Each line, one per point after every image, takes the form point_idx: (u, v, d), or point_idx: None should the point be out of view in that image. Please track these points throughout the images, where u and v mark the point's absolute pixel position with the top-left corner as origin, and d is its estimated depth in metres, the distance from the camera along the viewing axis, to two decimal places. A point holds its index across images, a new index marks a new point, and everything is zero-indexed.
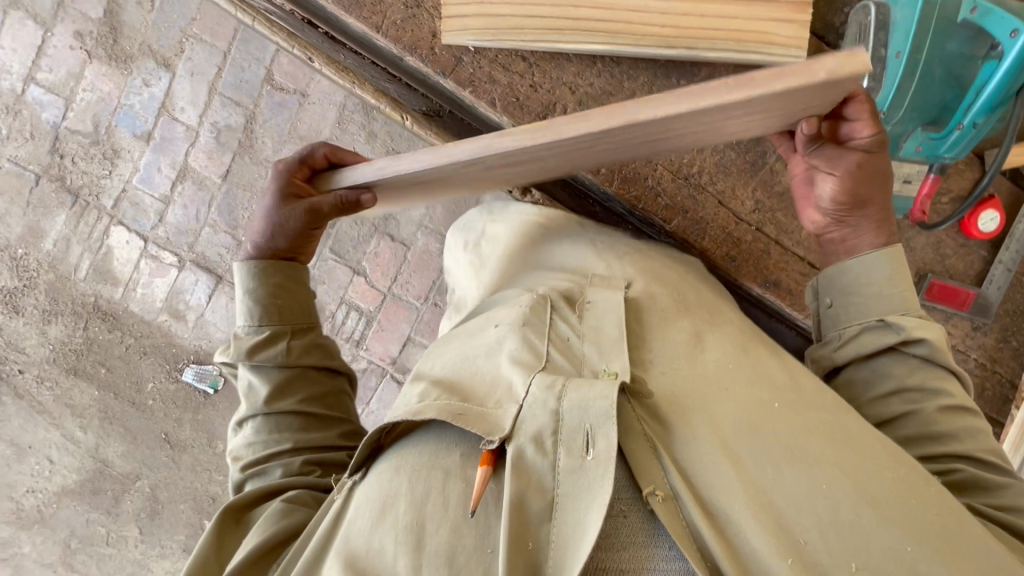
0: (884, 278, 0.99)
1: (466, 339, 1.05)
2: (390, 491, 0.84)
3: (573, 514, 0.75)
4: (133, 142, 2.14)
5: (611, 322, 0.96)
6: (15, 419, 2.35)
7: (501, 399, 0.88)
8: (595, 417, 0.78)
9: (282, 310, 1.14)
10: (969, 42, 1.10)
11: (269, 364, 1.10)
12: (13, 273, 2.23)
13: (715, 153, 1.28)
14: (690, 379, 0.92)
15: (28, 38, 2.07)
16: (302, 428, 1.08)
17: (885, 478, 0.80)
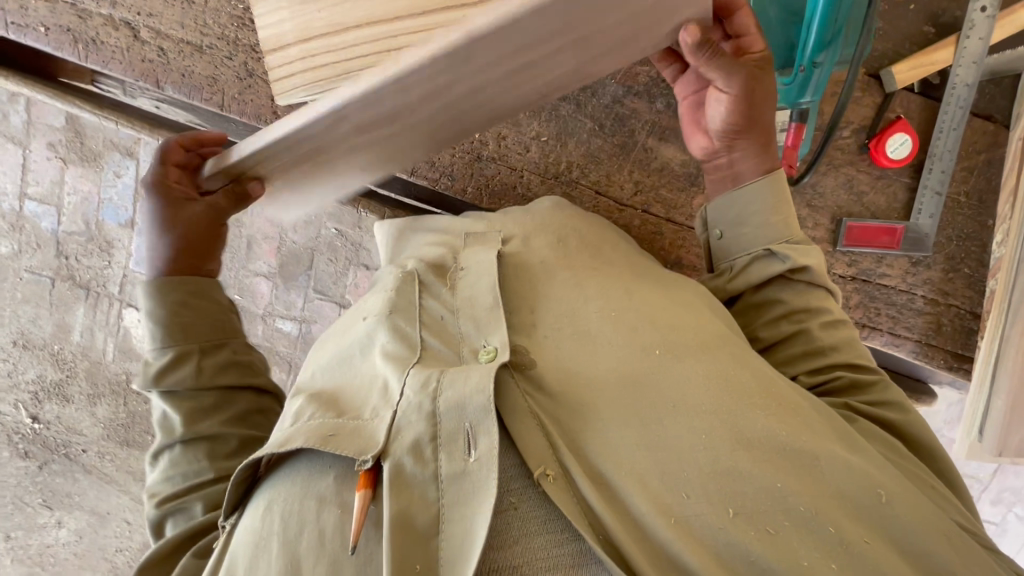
0: (768, 205, 1.11)
1: (341, 338, 1.10)
2: (264, 530, 0.87)
3: (458, 519, 0.79)
4: (121, 231, 2.30)
5: (485, 289, 1.03)
6: (90, 491, 2.63)
7: (376, 408, 0.91)
8: (472, 415, 0.83)
9: (194, 333, 1.19)
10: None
11: (184, 392, 1.17)
12: (56, 367, 2.49)
13: (581, 144, 1.41)
14: (582, 351, 0.97)
15: (12, 158, 2.25)
16: (225, 455, 1.15)
17: (758, 420, 0.87)
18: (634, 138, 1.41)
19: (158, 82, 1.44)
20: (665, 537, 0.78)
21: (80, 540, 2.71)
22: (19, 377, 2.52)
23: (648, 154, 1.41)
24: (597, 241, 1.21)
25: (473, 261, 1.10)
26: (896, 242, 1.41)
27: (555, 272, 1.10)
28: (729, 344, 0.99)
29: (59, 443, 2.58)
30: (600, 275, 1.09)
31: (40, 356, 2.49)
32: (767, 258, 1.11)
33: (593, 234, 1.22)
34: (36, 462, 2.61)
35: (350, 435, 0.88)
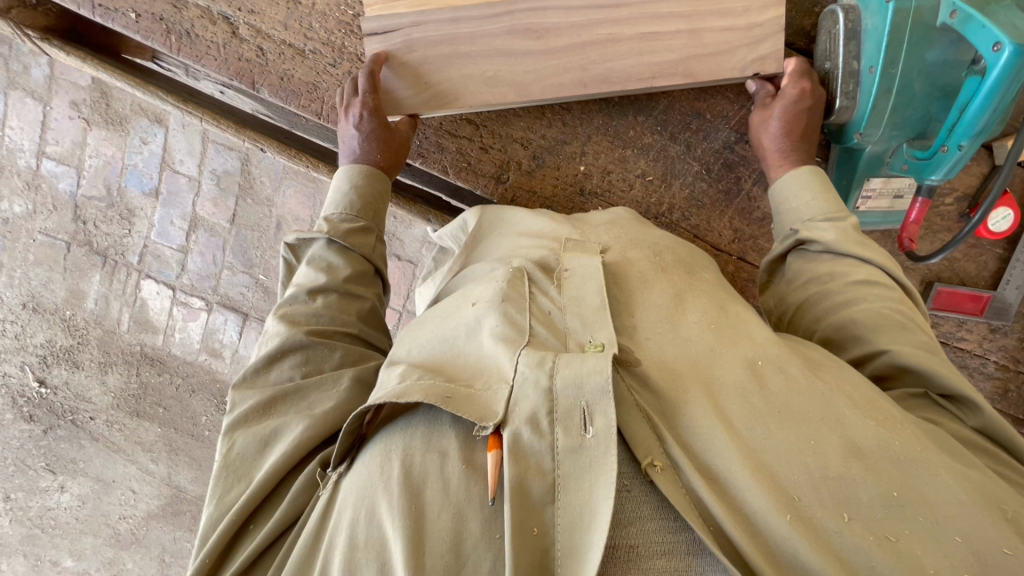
0: (791, 193, 0.80)
1: (436, 315, 0.69)
2: (373, 479, 0.52)
3: (579, 487, 0.48)
4: (145, 200, 1.98)
5: (595, 287, 0.63)
6: (96, 457, 2.23)
7: (490, 381, 0.56)
8: (592, 390, 0.51)
9: (380, 201, 0.85)
10: (953, 49, 0.75)
11: (357, 252, 0.79)
12: (66, 332, 2.14)
13: (680, 183, 0.99)
14: (673, 334, 0.60)
15: (31, 114, 1.97)
16: (363, 320, 0.77)
17: (874, 422, 0.52)
18: (738, 186, 0.99)
19: (192, 65, 1.10)
20: (784, 545, 0.46)
21: (81, 507, 2.28)
22: (26, 340, 2.16)
23: (753, 200, 0.99)
24: (695, 261, 0.75)
25: (575, 259, 0.68)
26: (981, 310, 1.01)
27: (651, 284, 0.67)
28: (818, 346, 0.63)
29: (66, 408, 2.20)
30: (701, 286, 0.69)
31: (49, 321, 2.13)
32: (788, 243, 0.78)
33: (690, 253, 0.75)
34: (40, 426, 2.22)
35: (471, 398, 0.54)
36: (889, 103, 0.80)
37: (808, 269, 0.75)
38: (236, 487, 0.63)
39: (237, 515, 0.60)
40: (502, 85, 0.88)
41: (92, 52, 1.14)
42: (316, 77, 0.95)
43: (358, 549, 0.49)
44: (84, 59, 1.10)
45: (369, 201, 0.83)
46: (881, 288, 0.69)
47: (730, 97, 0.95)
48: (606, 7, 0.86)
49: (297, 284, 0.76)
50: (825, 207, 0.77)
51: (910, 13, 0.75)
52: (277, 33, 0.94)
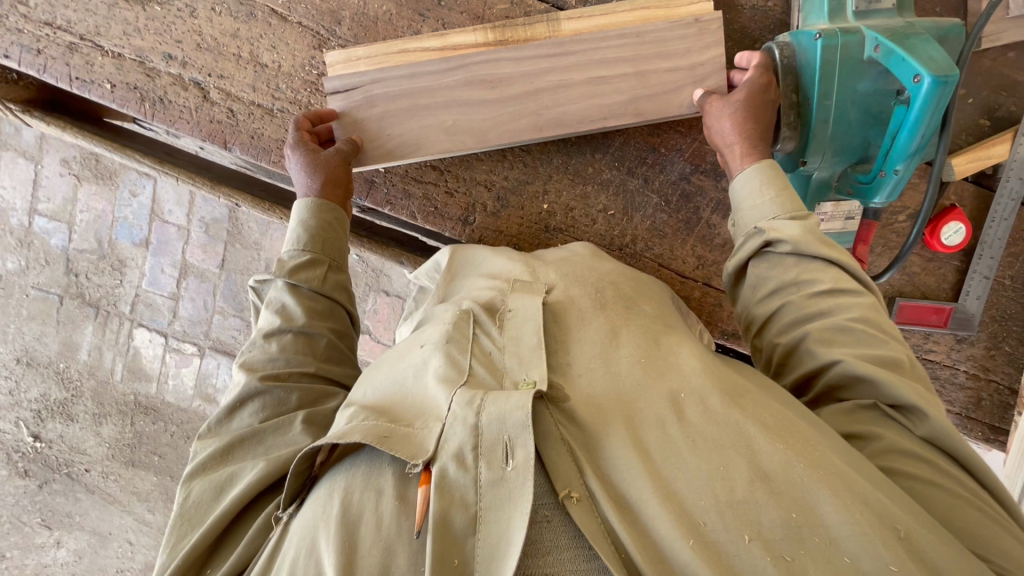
0: (753, 194, 0.79)
1: (392, 356, 0.71)
2: (310, 521, 0.54)
3: (498, 519, 0.50)
4: (135, 251, 2.02)
5: (532, 329, 0.66)
6: (92, 510, 2.21)
7: (426, 421, 0.57)
8: (514, 425, 0.53)
9: (334, 230, 0.86)
10: (881, 80, 0.80)
11: (308, 288, 0.80)
12: (60, 385, 2.15)
13: (642, 216, 1.02)
14: (604, 367, 0.62)
15: (23, 174, 2.03)
16: (322, 359, 0.78)
17: (786, 446, 0.53)
18: (698, 215, 1.02)
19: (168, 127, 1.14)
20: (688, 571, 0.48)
21: (79, 562, 2.25)
22: (20, 395, 2.17)
23: (713, 227, 1.02)
24: (646, 295, 0.77)
25: (520, 299, 0.70)
26: (944, 321, 1.03)
27: (587, 315, 0.69)
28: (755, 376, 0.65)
29: (61, 462, 2.19)
30: (639, 315, 0.71)
31: (44, 375, 2.15)
32: (754, 243, 0.76)
33: (642, 287, 0.78)
34: (35, 481, 2.21)
35: (407, 436, 0.56)
36: (827, 132, 0.83)
37: (771, 278, 0.74)
38: (190, 532, 0.64)
39: (188, 558, 0.62)
40: (462, 133, 0.93)
41: (73, 120, 1.20)
42: (283, 134, 0.99)
43: None
44: (63, 128, 1.15)
45: (319, 234, 0.84)
46: (849, 295, 0.69)
47: (681, 131, 0.99)
48: (554, 55, 0.91)
49: (258, 328, 0.79)
50: (787, 206, 0.76)
51: (837, 48, 0.79)
52: (245, 95, 0.98)
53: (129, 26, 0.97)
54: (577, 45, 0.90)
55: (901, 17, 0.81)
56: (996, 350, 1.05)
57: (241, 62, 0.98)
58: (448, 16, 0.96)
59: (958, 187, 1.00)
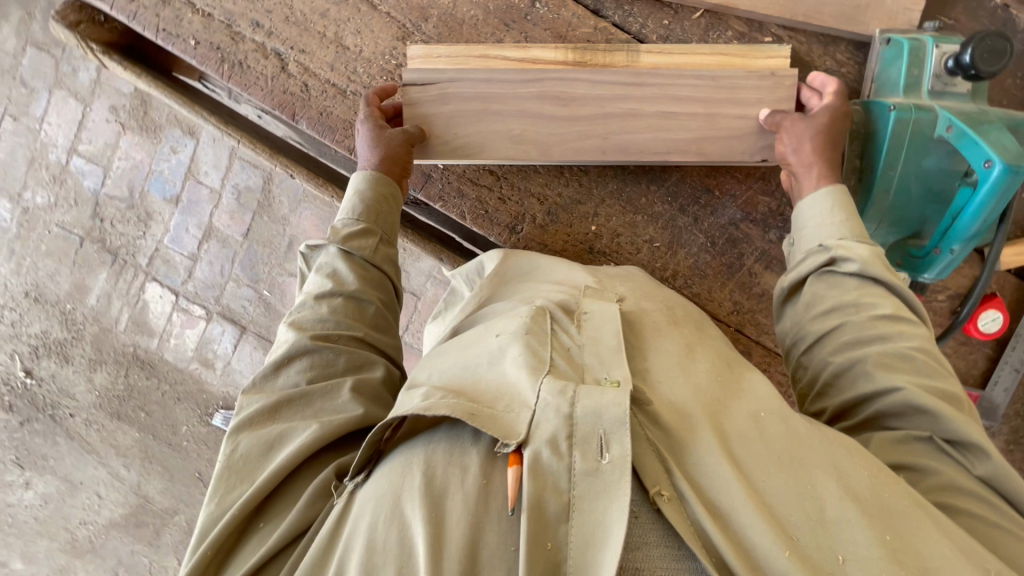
0: (818, 216, 0.80)
1: (460, 343, 0.72)
2: (390, 490, 0.55)
3: (592, 508, 0.50)
4: (164, 206, 2.03)
5: (612, 329, 0.67)
6: (68, 457, 2.19)
7: (508, 403, 0.57)
8: (610, 420, 0.53)
9: (388, 203, 0.88)
10: (947, 159, 0.81)
11: (360, 256, 0.83)
12: (63, 326, 2.14)
13: (685, 252, 1.03)
14: (682, 377, 0.64)
15: (71, 114, 2.06)
16: (370, 326, 0.81)
17: (866, 472, 0.56)
18: (741, 262, 1.03)
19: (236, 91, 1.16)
20: None
21: (43, 506, 2.22)
22: (21, 328, 2.16)
23: (754, 276, 1.03)
24: (704, 326, 0.80)
25: (594, 304, 0.72)
26: None
27: (659, 334, 0.71)
28: None
29: (47, 402, 2.17)
30: (705, 342, 0.73)
31: (48, 312, 2.15)
32: (818, 259, 0.78)
33: (697, 318, 0.81)
34: (17, 418, 2.19)
35: (491, 417, 0.56)
36: (886, 202, 0.85)
37: (828, 297, 0.76)
38: (239, 487, 0.66)
39: (242, 511, 0.64)
40: (528, 143, 0.94)
41: (149, 70, 1.22)
42: (352, 116, 1.01)
43: (376, 550, 0.52)
44: (138, 76, 1.18)
45: (373, 206, 0.87)
46: (910, 324, 0.71)
47: (737, 177, 1.01)
48: (630, 84, 0.93)
49: (308, 290, 0.82)
50: (852, 230, 0.78)
51: (909, 121, 0.81)
52: (323, 72, 1.00)
53: None
54: (654, 78, 0.92)
55: (974, 103, 0.83)
56: (1015, 445, 1.05)
57: (324, 40, 1.00)
58: (531, 30, 0.99)
59: (1000, 276, 1.01)
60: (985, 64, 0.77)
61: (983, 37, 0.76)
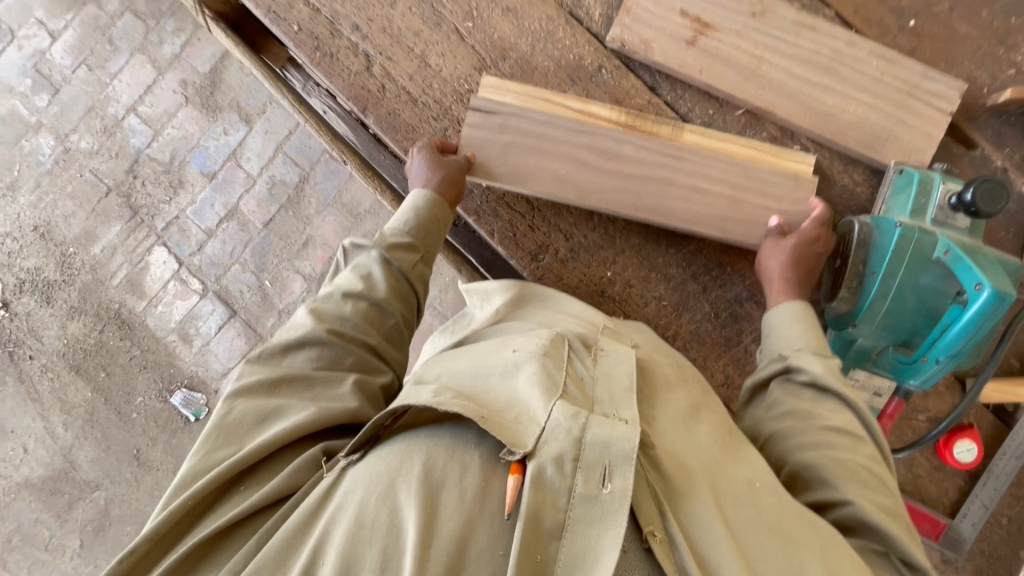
0: (785, 327, 0.91)
1: (479, 352, 0.79)
2: (386, 474, 0.60)
3: (586, 532, 0.55)
4: (198, 178, 2.37)
5: (625, 370, 0.74)
6: (9, 401, 2.45)
7: (518, 416, 0.63)
8: (617, 454, 0.59)
9: (436, 226, 0.98)
10: (940, 280, 0.89)
11: (397, 267, 0.91)
12: (57, 267, 2.41)
13: (689, 317, 1.08)
14: (685, 436, 0.71)
15: (143, 78, 2.37)
16: (385, 334, 0.87)
17: (844, 557, 0.61)
18: (739, 339, 1.08)
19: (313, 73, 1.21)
20: None
21: None
22: (17, 259, 2.42)
23: (749, 355, 1.07)
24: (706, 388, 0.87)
25: (612, 344, 0.80)
26: (936, 535, 1.03)
27: (671, 389, 0.79)
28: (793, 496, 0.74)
29: (10, 339, 2.43)
30: (711, 406, 0.80)
31: (49, 249, 2.41)
32: (775, 367, 0.86)
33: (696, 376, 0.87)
34: None
35: (503, 425, 0.62)
36: (883, 306, 0.91)
37: (790, 399, 0.83)
38: (228, 448, 0.71)
39: (227, 471, 0.67)
40: (570, 181, 1.03)
41: (249, 45, 1.30)
42: (417, 122, 1.11)
43: (362, 527, 0.56)
44: (237, 45, 1.26)
45: (423, 224, 0.96)
46: (857, 437, 0.76)
47: (750, 261, 1.08)
48: (670, 153, 1.03)
49: (336, 284, 0.89)
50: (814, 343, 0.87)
51: (913, 239, 0.90)
52: (401, 80, 1.11)
53: None
54: (691, 153, 1.03)
55: (972, 238, 0.93)
56: None
57: (411, 54, 1.11)
58: (593, 90, 1.10)
59: (979, 411, 1.05)
60: (986, 204, 0.87)
61: (983, 181, 0.88)
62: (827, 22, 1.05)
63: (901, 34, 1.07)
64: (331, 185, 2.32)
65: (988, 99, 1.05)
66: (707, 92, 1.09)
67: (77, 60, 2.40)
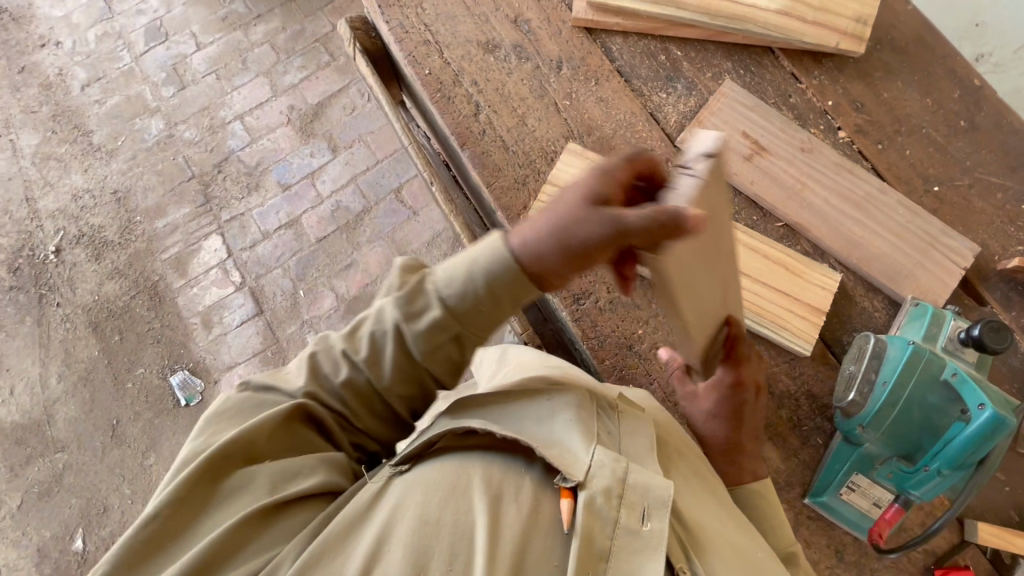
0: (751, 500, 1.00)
1: (515, 388, 0.90)
2: (444, 483, 0.73)
3: (630, 557, 0.71)
4: (274, 186, 2.59)
5: (644, 429, 0.87)
6: (17, 341, 2.48)
7: (567, 448, 0.77)
8: (654, 498, 0.74)
9: (491, 305, 0.79)
10: (946, 401, 0.98)
11: (407, 350, 0.82)
12: (118, 231, 2.58)
13: None
14: (695, 501, 0.85)
15: (258, 96, 2.72)
16: (368, 415, 0.87)
17: None
18: None
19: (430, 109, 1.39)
20: None
21: None
22: (86, 214, 2.60)
23: None
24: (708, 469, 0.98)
25: (630, 406, 0.93)
26: None
27: (675, 458, 0.92)
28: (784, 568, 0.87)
29: (47, 283, 2.53)
30: (709, 481, 0.94)
31: (119, 213, 2.60)
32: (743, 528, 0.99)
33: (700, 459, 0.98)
34: (14, 282, 2.54)
35: (558, 456, 0.75)
36: (891, 414, 0.99)
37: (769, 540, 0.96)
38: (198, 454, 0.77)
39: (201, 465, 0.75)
40: None
41: (382, 75, 1.49)
42: (503, 165, 1.28)
43: (426, 525, 0.69)
44: (372, 74, 1.44)
45: (479, 297, 0.78)
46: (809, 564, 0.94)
47: (771, 352, 1.16)
48: None
49: (339, 344, 0.84)
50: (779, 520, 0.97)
51: (925, 358, 0.99)
52: (500, 129, 1.30)
53: (467, 56, 1.36)
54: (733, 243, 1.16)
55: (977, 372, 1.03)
56: None
57: (513, 112, 1.32)
58: None
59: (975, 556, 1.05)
60: (993, 342, 0.98)
61: (991, 323, 1.00)
62: (864, 171, 1.24)
63: (927, 195, 1.24)
64: (388, 221, 2.52)
65: (999, 264, 1.19)
66: (755, 201, 1.25)
67: (210, 69, 2.78)
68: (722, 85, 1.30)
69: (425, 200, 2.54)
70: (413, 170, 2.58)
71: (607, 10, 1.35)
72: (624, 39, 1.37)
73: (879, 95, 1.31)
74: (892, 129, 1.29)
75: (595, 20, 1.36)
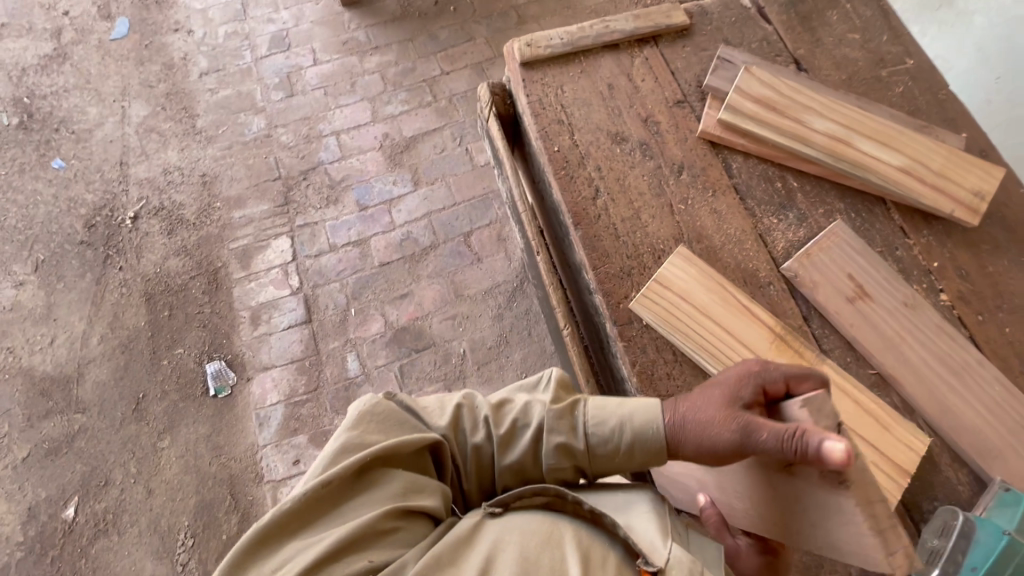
0: None
1: (594, 490, 1.05)
2: (540, 535, 0.91)
3: None
4: (352, 204, 2.68)
5: (712, 550, 0.98)
6: (71, 294, 2.53)
7: (648, 541, 0.90)
8: None
9: (615, 449, 1.05)
10: None
11: (538, 450, 1.06)
12: (196, 213, 2.67)
13: None
14: None
15: (358, 118, 2.86)
16: (479, 477, 1.09)
17: None
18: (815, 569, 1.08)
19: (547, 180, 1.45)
20: None
21: (23, 319, 2.49)
22: (171, 190, 2.71)
23: None
24: None
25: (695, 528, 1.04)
26: None
27: None
28: None
29: (116, 246, 2.61)
30: None
31: (201, 196, 2.70)
32: None
33: None
34: (86, 238, 2.62)
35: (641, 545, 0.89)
36: None
37: None
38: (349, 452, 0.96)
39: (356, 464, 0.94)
40: None
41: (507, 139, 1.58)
42: (611, 252, 1.32)
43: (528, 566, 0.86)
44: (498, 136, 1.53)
45: (606, 441, 1.05)
46: None
47: None
48: None
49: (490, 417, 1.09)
50: None
51: None
52: (614, 218, 1.35)
53: (594, 142, 1.43)
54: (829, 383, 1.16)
55: None
56: None
57: (629, 204, 1.37)
58: (759, 296, 1.29)
59: None
60: None
61: None
62: (963, 338, 1.25)
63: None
64: (451, 261, 2.57)
65: None
66: (850, 342, 1.26)
67: (320, 84, 2.95)
68: (835, 223, 1.34)
69: (491, 250, 2.60)
70: (486, 218, 2.65)
71: (735, 129, 1.42)
72: (744, 158, 1.43)
73: (984, 266, 1.33)
74: (994, 302, 1.30)
75: (721, 135, 1.42)
